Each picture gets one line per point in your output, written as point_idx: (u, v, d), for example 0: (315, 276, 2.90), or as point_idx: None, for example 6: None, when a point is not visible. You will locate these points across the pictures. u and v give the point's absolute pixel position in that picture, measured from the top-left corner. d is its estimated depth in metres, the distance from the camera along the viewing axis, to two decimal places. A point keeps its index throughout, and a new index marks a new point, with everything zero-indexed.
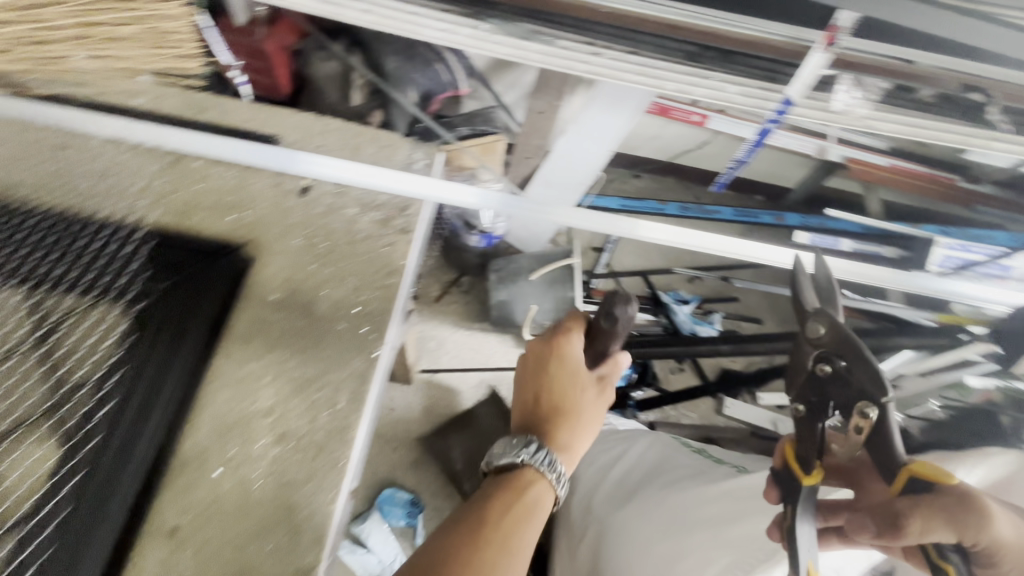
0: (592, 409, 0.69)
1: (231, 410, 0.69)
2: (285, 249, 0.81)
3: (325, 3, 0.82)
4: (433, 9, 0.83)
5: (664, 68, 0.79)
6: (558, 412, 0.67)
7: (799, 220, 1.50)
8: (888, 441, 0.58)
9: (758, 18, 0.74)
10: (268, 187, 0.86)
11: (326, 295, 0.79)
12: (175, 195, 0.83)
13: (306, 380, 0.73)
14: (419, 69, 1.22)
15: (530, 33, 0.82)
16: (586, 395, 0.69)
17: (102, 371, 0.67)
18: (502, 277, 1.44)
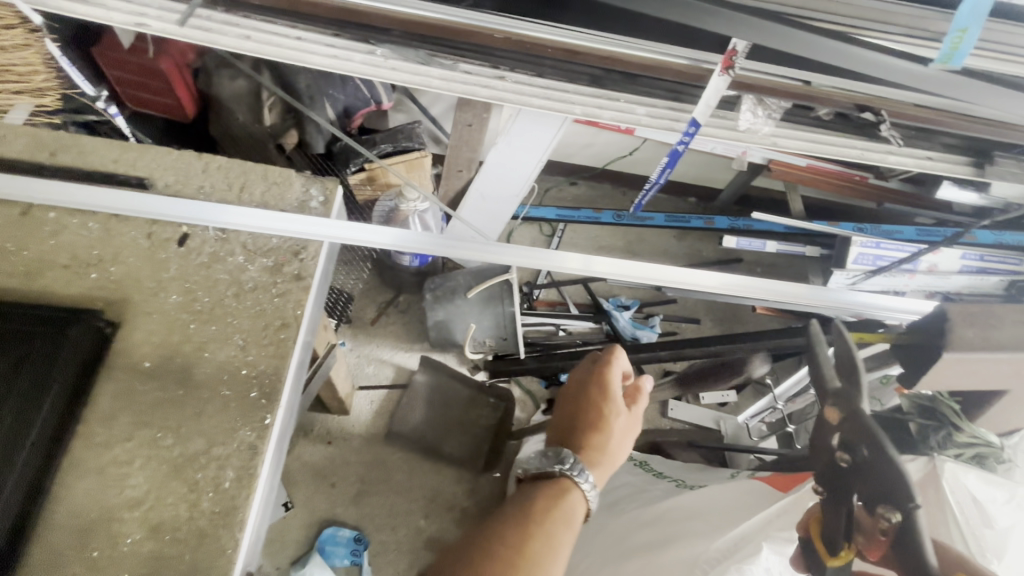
0: (626, 433, 0.67)
1: (92, 505, 0.61)
2: (158, 310, 0.72)
3: (193, 29, 0.73)
4: (318, 33, 0.75)
5: (570, 92, 0.75)
6: (598, 430, 0.65)
7: (728, 223, 1.50)
8: (918, 546, 0.57)
9: (658, 42, 0.69)
10: (138, 237, 0.76)
11: (209, 358, 0.70)
12: (24, 255, 0.72)
13: (184, 460, 0.64)
14: (336, 85, 1.15)
15: (426, 57, 0.75)
16: (624, 418, 0.68)
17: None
18: (437, 296, 1.31)
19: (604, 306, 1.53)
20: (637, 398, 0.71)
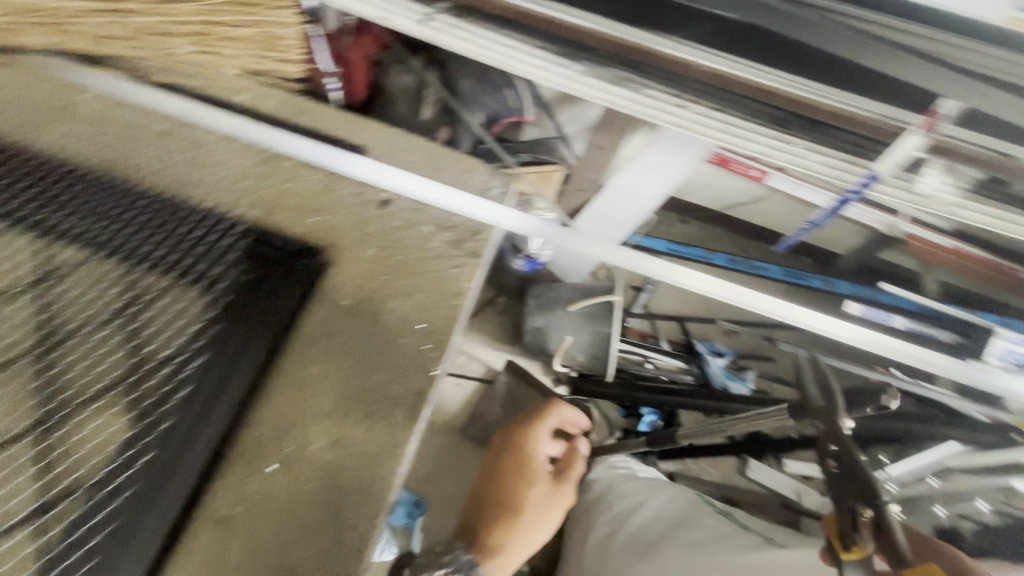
0: (544, 505, 0.94)
1: (291, 409, 0.71)
2: (361, 259, 0.83)
3: (424, 26, 0.77)
4: (530, 44, 0.77)
5: (746, 128, 0.70)
6: (520, 515, 0.93)
7: (850, 289, 1.25)
8: (894, 539, 0.48)
9: (852, 93, 0.65)
10: (351, 195, 0.88)
11: (395, 307, 0.80)
12: (265, 193, 0.86)
13: (366, 389, 0.74)
14: (489, 92, 1.04)
15: (620, 78, 0.74)
16: (546, 501, 0.95)
17: (177, 358, 0.68)
18: (541, 303, 1.26)
19: (697, 348, 1.38)
20: (574, 479, 0.98)
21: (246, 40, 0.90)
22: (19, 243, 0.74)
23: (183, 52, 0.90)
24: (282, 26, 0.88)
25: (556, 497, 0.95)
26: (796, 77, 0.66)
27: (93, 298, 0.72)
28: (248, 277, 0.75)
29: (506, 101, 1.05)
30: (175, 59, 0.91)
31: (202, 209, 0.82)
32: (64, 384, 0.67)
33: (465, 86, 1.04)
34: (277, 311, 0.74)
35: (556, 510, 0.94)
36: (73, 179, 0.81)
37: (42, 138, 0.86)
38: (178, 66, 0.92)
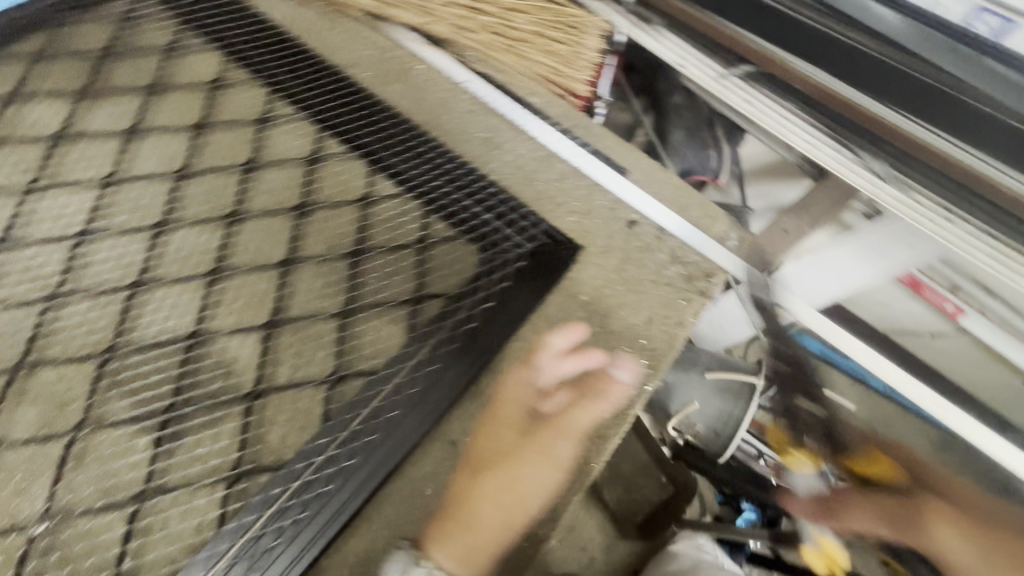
0: (529, 459, 0.72)
1: (519, 372, 0.78)
2: (601, 266, 0.89)
3: (714, 82, 0.97)
4: (809, 127, 0.90)
5: (965, 219, 0.78)
6: (490, 473, 0.72)
7: None
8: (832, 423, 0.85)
9: (1004, 166, 0.81)
10: (604, 207, 0.94)
11: (621, 316, 0.84)
12: (535, 183, 0.96)
13: (584, 380, 0.78)
14: (694, 149, 1.18)
15: (891, 177, 0.83)
16: (517, 435, 0.74)
17: (467, 297, 0.81)
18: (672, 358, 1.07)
19: None
20: (566, 428, 0.74)
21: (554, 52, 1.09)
22: (355, 170, 0.91)
23: (493, 53, 1.08)
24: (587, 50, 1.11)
25: (524, 420, 0.75)
26: (967, 146, 0.84)
27: (398, 227, 0.86)
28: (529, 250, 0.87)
29: (707, 157, 1.16)
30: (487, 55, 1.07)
31: (490, 182, 0.93)
32: (365, 291, 0.81)
33: (676, 137, 1.17)
34: (544, 285, 0.85)
35: (529, 457, 0.73)
36: (402, 129, 0.96)
37: (379, 85, 1.01)
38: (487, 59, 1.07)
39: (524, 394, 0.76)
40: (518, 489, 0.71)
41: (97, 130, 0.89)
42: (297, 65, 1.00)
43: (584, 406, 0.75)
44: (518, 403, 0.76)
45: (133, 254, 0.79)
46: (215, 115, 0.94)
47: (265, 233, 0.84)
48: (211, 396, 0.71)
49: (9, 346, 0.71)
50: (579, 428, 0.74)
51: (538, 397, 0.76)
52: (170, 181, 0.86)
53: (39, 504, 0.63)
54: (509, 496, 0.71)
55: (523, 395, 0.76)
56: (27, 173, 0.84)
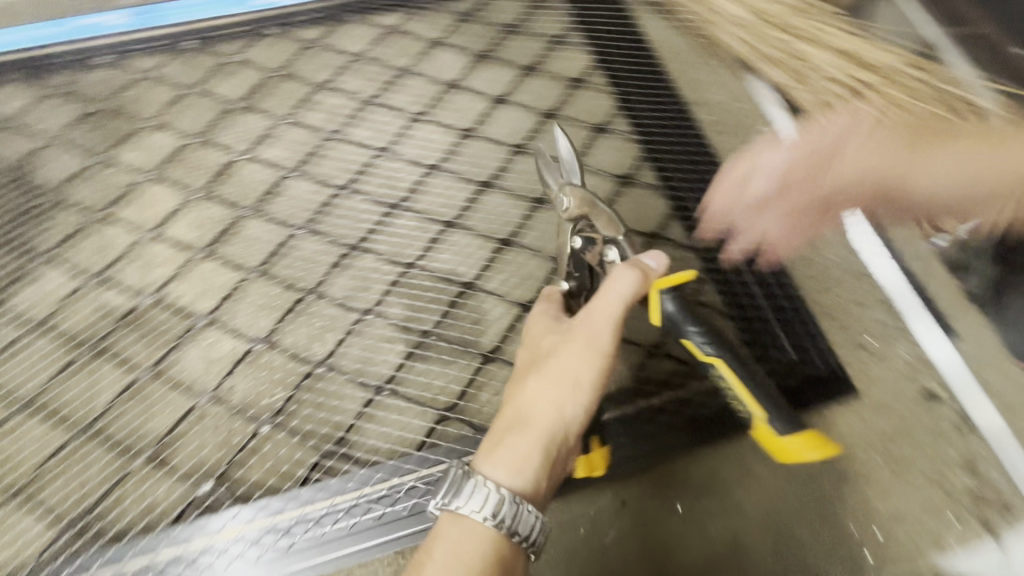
0: (552, 375, 0.59)
1: (725, 480, 0.74)
2: (869, 422, 0.77)
3: None
4: None
5: None
6: (523, 431, 0.57)
7: None
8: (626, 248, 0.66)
9: None
10: (904, 360, 0.80)
11: (864, 492, 0.74)
12: (835, 299, 0.85)
13: (791, 530, 0.72)
14: None
15: None
16: (546, 367, 0.59)
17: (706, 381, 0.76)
18: None
19: None
20: (593, 347, 0.59)
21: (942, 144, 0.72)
22: (657, 206, 0.94)
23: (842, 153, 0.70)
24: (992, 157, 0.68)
25: (549, 351, 0.61)
26: None
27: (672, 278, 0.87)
28: (797, 367, 0.79)
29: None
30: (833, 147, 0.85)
31: (785, 275, 0.86)
32: None
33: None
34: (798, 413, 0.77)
35: (554, 398, 0.57)
36: None
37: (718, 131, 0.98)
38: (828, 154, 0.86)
39: (540, 314, 0.66)
40: (542, 434, 0.56)
41: (475, 88, 1.06)
42: (651, 85, 1.02)
43: (608, 308, 0.59)
44: (538, 335, 0.63)
45: (456, 199, 0.93)
46: (566, 107, 1.03)
47: (557, 228, 0.91)
48: (459, 340, 0.82)
49: (355, 227, 0.90)
50: (608, 329, 0.59)
51: (545, 312, 0.66)
52: (508, 150, 0.98)
53: (321, 351, 0.80)
54: (542, 453, 0.56)
55: (544, 327, 0.64)
56: (417, 104, 1.04)
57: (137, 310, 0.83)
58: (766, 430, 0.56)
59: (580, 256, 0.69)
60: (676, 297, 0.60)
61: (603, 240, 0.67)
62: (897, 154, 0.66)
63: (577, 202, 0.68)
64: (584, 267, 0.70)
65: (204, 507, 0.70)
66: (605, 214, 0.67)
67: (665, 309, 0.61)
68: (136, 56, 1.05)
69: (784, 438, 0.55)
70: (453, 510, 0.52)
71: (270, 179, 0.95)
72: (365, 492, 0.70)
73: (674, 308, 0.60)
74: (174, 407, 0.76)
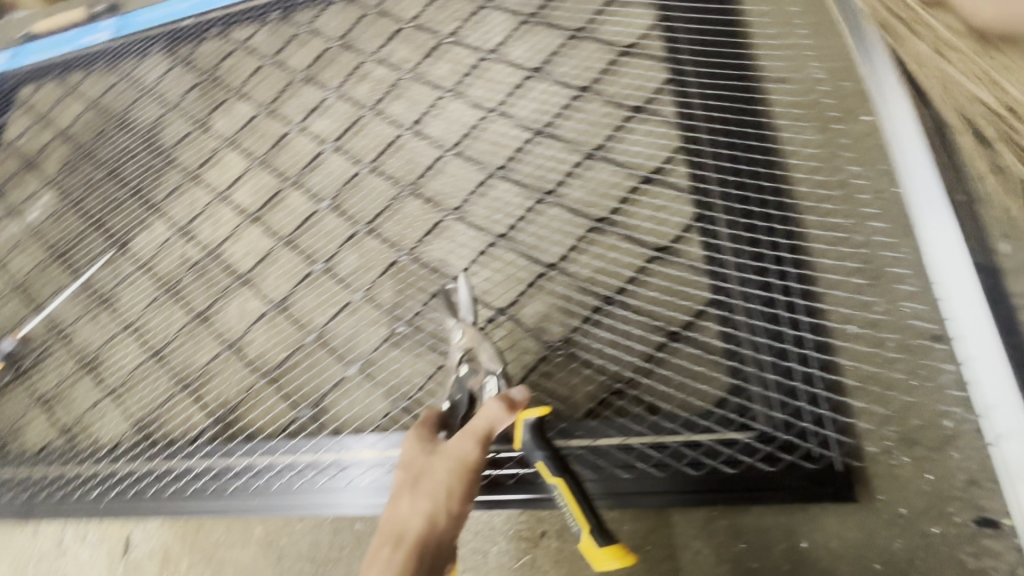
0: (425, 488, 0.54)
1: (659, 544, 0.67)
2: (872, 535, 0.61)
3: None
4: None
5: None
6: (395, 544, 0.50)
7: None
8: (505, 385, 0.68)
9: None
10: (962, 468, 0.61)
11: None
12: (884, 366, 0.66)
13: None
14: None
15: None
16: (420, 483, 0.55)
17: (654, 440, 0.68)
18: None
19: None
20: (465, 461, 0.56)
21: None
22: (678, 209, 0.79)
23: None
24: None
25: (424, 465, 0.57)
26: None
27: (666, 304, 0.75)
28: (773, 445, 0.65)
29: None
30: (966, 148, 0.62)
31: (813, 324, 0.68)
32: (587, 338, 0.77)
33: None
34: (745, 501, 0.64)
35: (429, 510, 0.53)
36: (766, 197, 0.74)
37: (792, 125, 0.77)
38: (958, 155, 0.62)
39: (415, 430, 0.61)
40: (415, 547, 0.50)
41: (514, 57, 0.96)
42: (717, 53, 0.82)
43: (477, 429, 0.58)
44: (410, 451, 0.59)
45: (466, 186, 0.91)
46: (607, 81, 0.89)
47: (557, 225, 0.83)
48: (432, 335, 0.83)
49: (371, 206, 0.94)
50: (478, 446, 0.57)
51: (422, 426, 0.62)
52: (530, 132, 0.90)
53: (317, 323, 0.89)
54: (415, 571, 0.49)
55: (416, 442, 0.60)
56: (453, 75, 0.99)
57: (204, 263, 1.01)
58: (592, 546, 0.56)
59: (465, 381, 0.70)
60: (533, 423, 0.61)
61: (484, 370, 0.70)
62: None
63: (468, 337, 0.71)
64: (464, 390, 0.69)
65: (215, 435, 0.87)
66: (489, 348, 0.70)
67: (523, 435, 0.62)
68: (238, 29, 1.19)
69: (597, 550, 0.56)
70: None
71: (312, 152, 1.02)
72: (316, 460, 0.79)
73: (530, 435, 0.61)
74: (210, 349, 0.93)
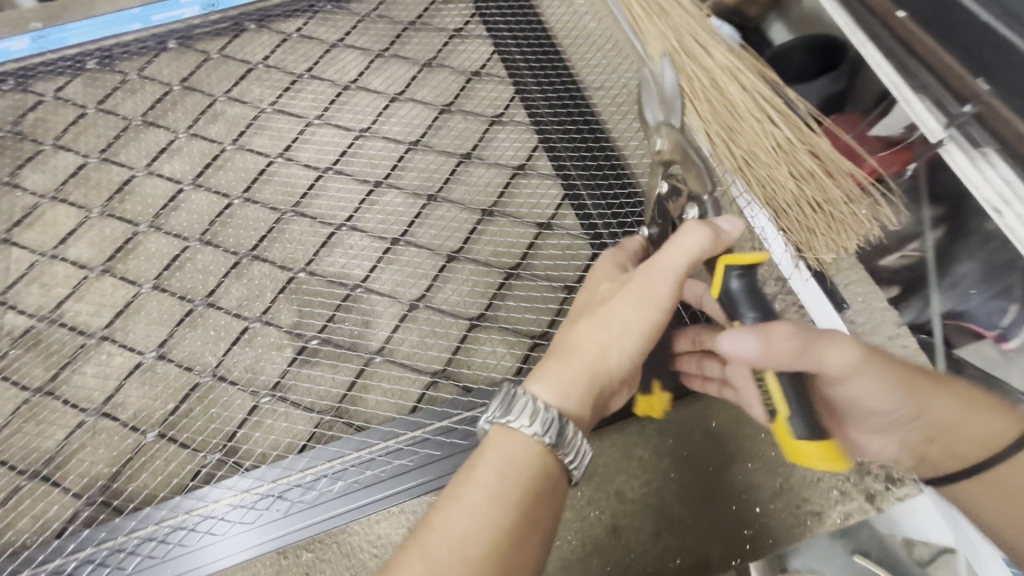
0: (605, 325, 0.55)
1: (606, 467, 0.74)
2: None
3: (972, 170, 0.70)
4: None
5: None
6: (567, 362, 0.54)
7: None
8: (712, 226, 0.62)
9: None
10: None
11: (746, 469, 0.73)
12: None
13: (670, 509, 0.71)
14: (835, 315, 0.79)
15: None
16: (613, 289, 0.57)
17: None
18: None
19: None
20: (652, 294, 0.55)
21: (813, 181, 0.81)
22: (550, 189, 0.94)
23: (739, 73, 0.88)
24: (836, 207, 0.80)
25: (609, 290, 0.57)
26: None
27: (559, 265, 0.87)
28: None
29: (1001, 310, 0.85)
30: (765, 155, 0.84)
31: None
32: (501, 307, 0.84)
33: (964, 269, 0.89)
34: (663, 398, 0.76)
35: (604, 339, 0.54)
36: (613, 169, 0.92)
37: (618, 113, 0.97)
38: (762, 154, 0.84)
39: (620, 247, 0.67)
40: (588, 370, 0.54)
41: (375, 87, 1.05)
42: (548, 71, 1.03)
43: (673, 262, 0.54)
44: (606, 271, 0.61)
45: (352, 200, 0.94)
46: (463, 99, 1.03)
47: (449, 219, 0.92)
48: (347, 342, 0.82)
49: (252, 234, 0.91)
50: (670, 279, 0.54)
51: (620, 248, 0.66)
52: (405, 146, 0.98)
53: (210, 361, 0.80)
54: (588, 387, 0.54)
55: (610, 266, 0.61)
56: (316, 106, 1.03)
57: (34, 332, 0.84)
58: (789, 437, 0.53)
59: (667, 204, 0.67)
60: (737, 272, 0.56)
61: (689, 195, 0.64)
62: (945, 404, 0.57)
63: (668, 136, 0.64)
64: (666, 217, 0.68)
65: (90, 519, 0.70)
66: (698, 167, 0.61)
67: (725, 284, 0.56)
68: (41, 79, 1.06)
69: (800, 439, 0.52)
70: (507, 423, 0.51)
71: (168, 192, 0.95)
72: (242, 498, 0.70)
73: (736, 288, 0.55)
74: (65, 423, 0.77)
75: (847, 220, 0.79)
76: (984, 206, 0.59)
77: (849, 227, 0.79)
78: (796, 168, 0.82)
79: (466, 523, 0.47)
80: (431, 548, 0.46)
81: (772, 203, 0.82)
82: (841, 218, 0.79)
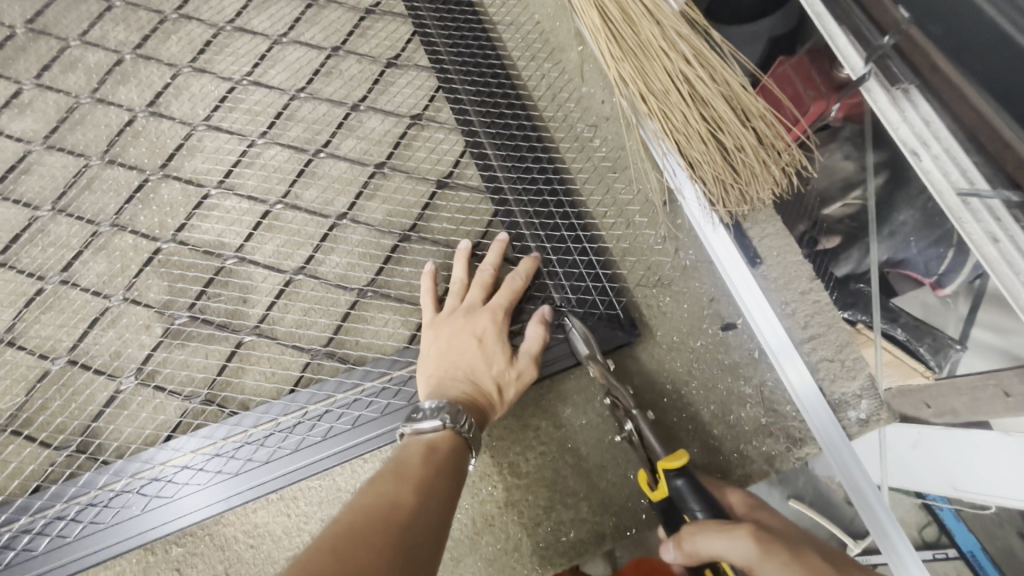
0: (488, 386, 0.64)
1: (501, 441, 0.70)
2: (660, 363, 0.74)
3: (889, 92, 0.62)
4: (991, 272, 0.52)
5: None
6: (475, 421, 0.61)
7: None
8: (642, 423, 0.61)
9: None
10: (706, 292, 0.76)
11: None
12: (636, 232, 0.79)
13: (564, 483, 0.68)
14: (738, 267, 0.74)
15: None
16: (473, 345, 0.65)
17: None
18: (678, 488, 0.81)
19: None
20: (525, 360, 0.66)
21: (729, 131, 0.72)
22: (451, 142, 0.85)
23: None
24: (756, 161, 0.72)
25: (487, 356, 0.65)
26: None
27: (459, 228, 0.80)
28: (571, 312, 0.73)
29: (939, 256, 0.81)
30: (679, 104, 0.73)
31: (576, 204, 0.79)
32: (392, 276, 0.77)
33: (903, 217, 0.82)
34: (561, 367, 0.71)
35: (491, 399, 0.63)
36: (518, 117, 0.84)
37: (527, 56, 0.88)
38: (675, 104, 0.73)
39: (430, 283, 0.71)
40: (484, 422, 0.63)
41: (254, 25, 0.92)
42: (449, 6, 0.91)
43: (533, 335, 0.68)
44: (471, 336, 0.66)
45: (228, 158, 0.84)
46: (356, 39, 0.91)
47: (339, 176, 0.83)
48: (222, 320, 0.74)
49: (112, 200, 0.81)
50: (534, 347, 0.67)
51: (486, 282, 0.71)
52: (287, 95, 0.87)
53: (68, 344, 0.73)
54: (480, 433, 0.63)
55: (470, 334, 0.66)
56: (186, 51, 0.90)
57: None
58: None
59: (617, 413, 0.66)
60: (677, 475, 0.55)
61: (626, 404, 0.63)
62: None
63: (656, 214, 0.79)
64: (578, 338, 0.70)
65: None
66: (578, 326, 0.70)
67: (668, 483, 0.55)
68: None
69: None
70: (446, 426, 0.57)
71: (17, 155, 0.84)
72: (96, 495, 0.65)
73: (682, 487, 0.54)
74: None
75: (766, 174, 0.73)
76: (903, 148, 0.60)
77: (768, 180, 0.72)
78: (711, 119, 0.73)
79: (422, 466, 0.53)
80: (417, 485, 0.50)
81: (685, 157, 0.74)
82: (760, 173, 0.72)
